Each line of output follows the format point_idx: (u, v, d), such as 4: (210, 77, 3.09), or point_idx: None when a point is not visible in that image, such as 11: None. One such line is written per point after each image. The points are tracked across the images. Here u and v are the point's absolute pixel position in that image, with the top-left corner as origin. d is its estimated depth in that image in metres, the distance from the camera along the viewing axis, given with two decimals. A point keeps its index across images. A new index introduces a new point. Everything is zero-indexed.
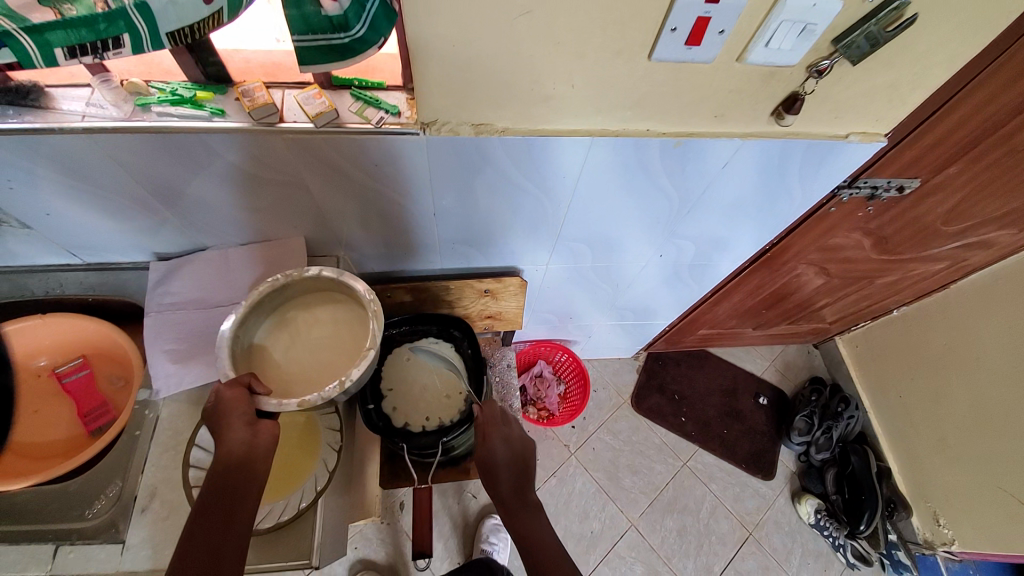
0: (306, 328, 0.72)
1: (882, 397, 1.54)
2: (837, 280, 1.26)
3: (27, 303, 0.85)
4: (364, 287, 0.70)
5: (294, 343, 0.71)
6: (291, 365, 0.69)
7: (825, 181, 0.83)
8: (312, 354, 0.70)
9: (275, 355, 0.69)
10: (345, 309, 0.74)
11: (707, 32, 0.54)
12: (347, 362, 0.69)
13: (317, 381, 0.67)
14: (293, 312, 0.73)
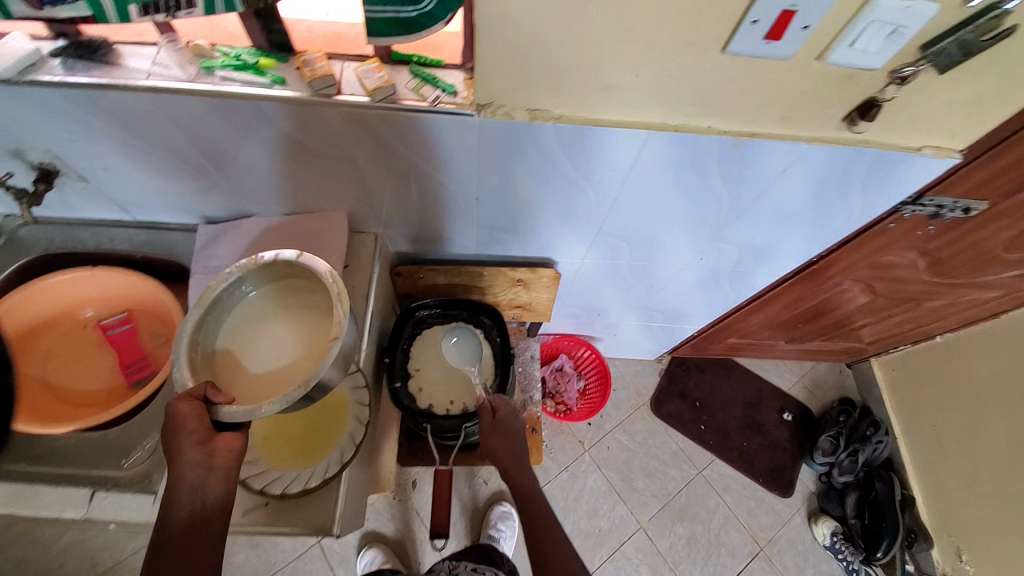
0: (273, 323, 0.68)
1: (914, 424, 1.48)
2: (882, 300, 1.20)
3: (77, 256, 0.87)
4: (325, 267, 0.64)
5: (262, 340, 0.67)
6: (258, 367, 0.65)
7: (888, 194, 0.79)
8: (281, 350, 0.66)
9: (242, 358, 0.66)
10: (312, 296, 0.70)
11: (790, 28, 0.52)
12: (317, 355, 0.65)
13: (287, 378, 0.63)
14: (259, 307, 0.69)
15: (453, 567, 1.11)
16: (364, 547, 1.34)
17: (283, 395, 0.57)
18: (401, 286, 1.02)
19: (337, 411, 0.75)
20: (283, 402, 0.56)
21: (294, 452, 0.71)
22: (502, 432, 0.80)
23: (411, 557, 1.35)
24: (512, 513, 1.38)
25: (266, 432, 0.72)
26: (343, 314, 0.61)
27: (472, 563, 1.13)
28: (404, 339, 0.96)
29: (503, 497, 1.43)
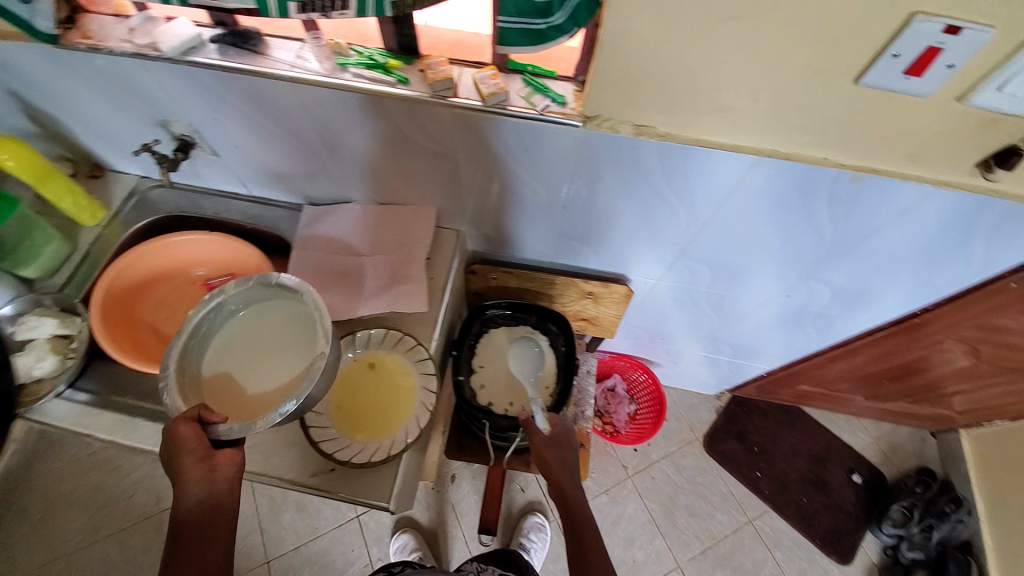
0: (252, 344, 0.72)
1: (1003, 509, 1.32)
2: (987, 367, 1.09)
3: (198, 219, 0.97)
4: (308, 290, 0.70)
5: (243, 359, 0.71)
6: (243, 385, 0.69)
7: (1018, 250, 0.71)
8: (263, 368, 0.70)
9: (225, 378, 0.70)
10: (287, 312, 0.74)
11: (933, 65, 0.49)
12: (299, 369, 0.70)
13: (272, 392, 0.68)
14: (238, 328, 0.73)
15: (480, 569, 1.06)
16: (398, 531, 1.37)
17: (279, 409, 0.63)
18: (474, 284, 1.05)
19: (405, 391, 0.78)
20: (279, 415, 0.63)
21: (364, 425, 0.75)
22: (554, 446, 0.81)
23: (442, 550, 1.37)
24: (546, 526, 1.37)
25: (339, 402, 0.77)
26: (329, 328, 0.67)
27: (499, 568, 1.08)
28: (472, 336, 0.99)
29: (538, 508, 1.42)
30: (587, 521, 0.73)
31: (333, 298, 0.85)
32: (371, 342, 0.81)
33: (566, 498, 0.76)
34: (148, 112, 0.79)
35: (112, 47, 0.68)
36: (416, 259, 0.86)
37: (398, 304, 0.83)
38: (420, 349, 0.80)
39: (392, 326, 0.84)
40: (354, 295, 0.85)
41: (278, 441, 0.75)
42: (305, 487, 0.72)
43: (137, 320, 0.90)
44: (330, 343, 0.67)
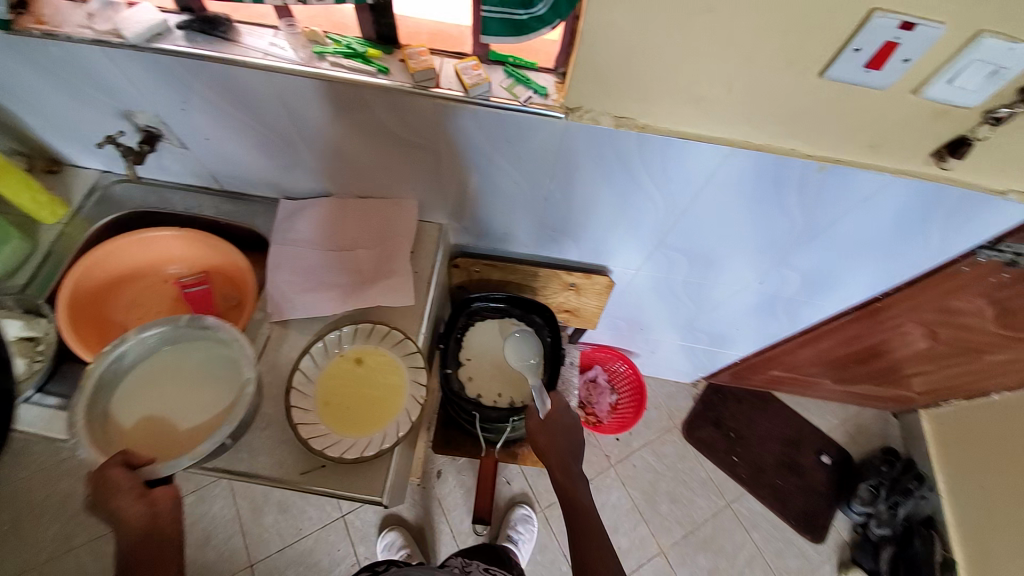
0: (167, 385, 0.73)
1: (962, 484, 1.40)
2: (944, 347, 1.15)
3: (169, 216, 0.94)
4: (221, 324, 0.74)
5: (156, 404, 0.72)
6: (163, 424, 0.71)
7: (970, 234, 0.76)
8: (179, 409, 0.72)
9: (137, 426, 0.70)
10: (198, 350, 0.76)
11: (891, 59, 0.52)
12: (221, 399, 0.73)
13: (197, 426, 0.71)
14: (145, 375, 0.73)
15: (464, 565, 1.01)
16: (385, 529, 1.36)
17: (212, 438, 0.67)
18: (457, 278, 1.05)
19: (395, 385, 0.78)
20: (213, 442, 0.67)
21: (355, 420, 0.75)
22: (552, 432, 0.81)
23: (429, 546, 1.36)
24: (532, 517, 1.38)
25: (328, 398, 0.77)
26: (249, 356, 0.73)
27: (484, 564, 1.03)
28: (458, 328, 1.01)
29: (525, 500, 1.43)
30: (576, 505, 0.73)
31: (316, 293, 0.83)
32: (357, 338, 0.81)
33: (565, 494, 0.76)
34: (109, 102, 0.76)
35: (71, 33, 0.66)
36: (399, 253, 0.86)
37: (383, 298, 0.83)
38: (408, 342, 0.80)
39: (377, 320, 0.83)
40: (337, 289, 0.84)
41: (265, 440, 0.74)
42: (298, 486, 0.72)
43: (108, 320, 0.88)
44: (254, 369, 0.72)
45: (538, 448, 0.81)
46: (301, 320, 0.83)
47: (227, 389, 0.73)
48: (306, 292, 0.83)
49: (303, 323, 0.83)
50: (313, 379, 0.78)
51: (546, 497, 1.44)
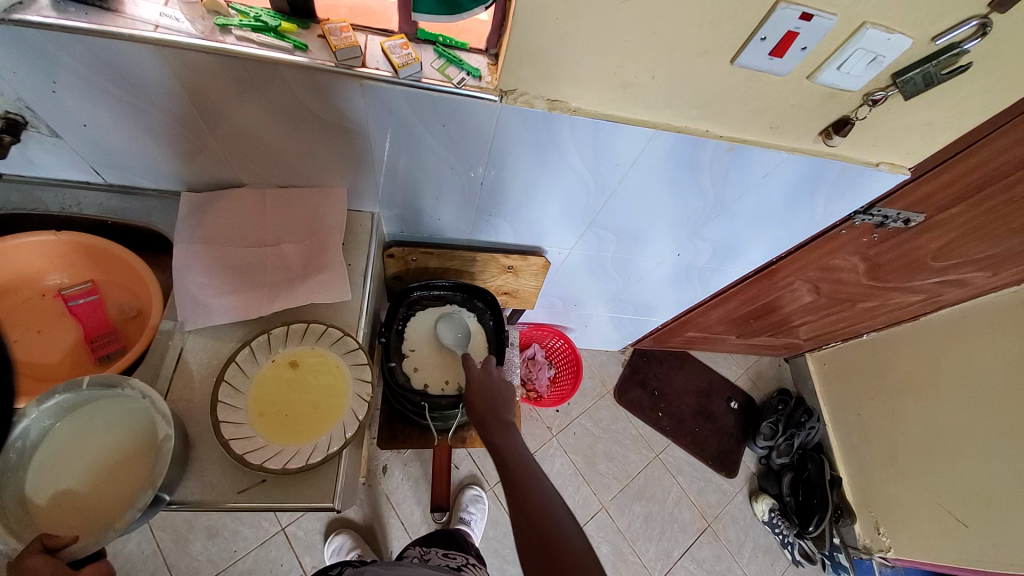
0: (76, 456, 0.61)
1: (841, 412, 1.67)
2: (824, 300, 1.34)
3: (40, 218, 0.79)
4: (133, 382, 0.62)
5: (68, 479, 0.60)
6: (78, 499, 0.60)
7: (847, 203, 0.89)
8: (97, 480, 0.61)
9: (48, 509, 0.58)
10: (109, 411, 0.64)
11: (792, 47, 0.58)
12: (142, 463, 0.62)
13: (116, 496, 0.60)
14: (50, 447, 0.61)
15: (424, 554, 1.00)
16: (331, 533, 1.31)
17: (136, 507, 0.57)
18: (392, 268, 1.01)
19: (335, 384, 0.74)
20: (142, 511, 0.57)
21: (295, 427, 0.70)
22: (471, 391, 0.80)
23: (380, 543, 1.34)
24: (483, 496, 1.41)
25: (262, 408, 0.71)
26: (166, 411, 0.62)
27: (443, 550, 1.03)
28: (399, 320, 0.99)
29: (474, 481, 1.46)
30: None
31: (237, 295, 0.76)
32: (288, 341, 0.75)
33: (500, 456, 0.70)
34: None
35: None
36: (329, 247, 0.80)
37: (316, 295, 0.77)
38: (348, 339, 0.76)
39: (310, 319, 0.78)
40: (261, 290, 0.77)
41: (195, 460, 0.67)
42: (235, 505, 0.66)
43: None
44: (173, 425, 0.61)
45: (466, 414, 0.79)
46: (223, 325, 0.75)
47: (148, 449, 0.62)
48: (224, 295, 0.75)
49: (224, 330, 0.75)
50: (242, 390, 0.71)
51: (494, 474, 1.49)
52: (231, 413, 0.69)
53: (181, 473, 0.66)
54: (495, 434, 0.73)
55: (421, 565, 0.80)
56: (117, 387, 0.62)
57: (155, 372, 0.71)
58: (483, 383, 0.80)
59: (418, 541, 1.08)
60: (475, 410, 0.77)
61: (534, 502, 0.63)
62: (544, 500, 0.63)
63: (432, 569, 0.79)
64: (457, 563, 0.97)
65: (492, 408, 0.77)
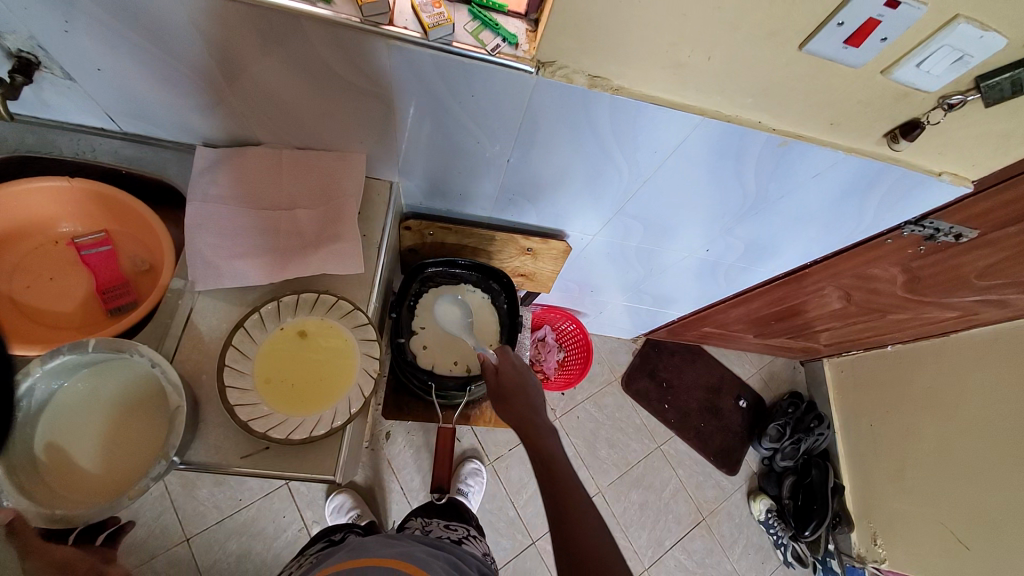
0: (86, 418, 0.61)
1: (853, 421, 1.63)
2: (854, 308, 1.28)
3: (55, 162, 0.77)
4: (141, 350, 0.61)
5: (83, 440, 0.60)
6: (91, 462, 0.59)
7: (897, 211, 0.83)
8: (111, 443, 0.60)
9: (63, 468, 0.58)
10: (117, 375, 0.63)
11: (871, 37, 0.51)
12: (152, 430, 0.61)
13: (128, 461, 0.60)
14: (66, 406, 0.61)
15: (425, 525, 0.99)
16: (333, 492, 1.34)
17: (152, 474, 0.57)
18: (408, 241, 0.98)
19: (345, 358, 0.73)
20: (156, 480, 0.58)
21: (301, 399, 0.69)
22: (506, 387, 0.81)
23: (379, 505, 1.37)
24: (482, 470, 1.43)
25: (268, 375, 0.70)
26: (176, 381, 0.60)
27: (443, 520, 1.03)
28: (411, 295, 0.97)
29: (475, 454, 1.47)
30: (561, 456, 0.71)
31: (250, 259, 0.74)
32: (297, 310, 0.73)
33: (545, 462, 0.70)
34: None
35: None
36: (345, 216, 0.77)
37: (329, 265, 0.75)
38: (358, 313, 0.74)
39: (322, 289, 0.76)
40: (274, 255, 0.75)
41: (198, 422, 0.67)
42: (238, 470, 0.66)
43: None
44: (184, 395, 0.61)
45: (498, 404, 0.81)
46: (234, 288, 0.73)
47: (159, 416, 0.62)
48: (236, 258, 0.73)
49: (234, 293, 0.74)
50: (249, 355, 0.70)
51: (495, 450, 1.50)
52: (239, 379, 0.69)
53: (192, 435, 0.66)
54: (532, 432, 0.74)
55: (417, 541, 0.79)
56: (125, 353, 0.60)
57: (164, 331, 0.70)
58: (516, 379, 0.82)
59: (418, 511, 1.07)
60: (506, 406, 0.80)
61: (575, 525, 0.62)
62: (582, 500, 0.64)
63: (430, 546, 0.78)
64: (458, 535, 0.97)
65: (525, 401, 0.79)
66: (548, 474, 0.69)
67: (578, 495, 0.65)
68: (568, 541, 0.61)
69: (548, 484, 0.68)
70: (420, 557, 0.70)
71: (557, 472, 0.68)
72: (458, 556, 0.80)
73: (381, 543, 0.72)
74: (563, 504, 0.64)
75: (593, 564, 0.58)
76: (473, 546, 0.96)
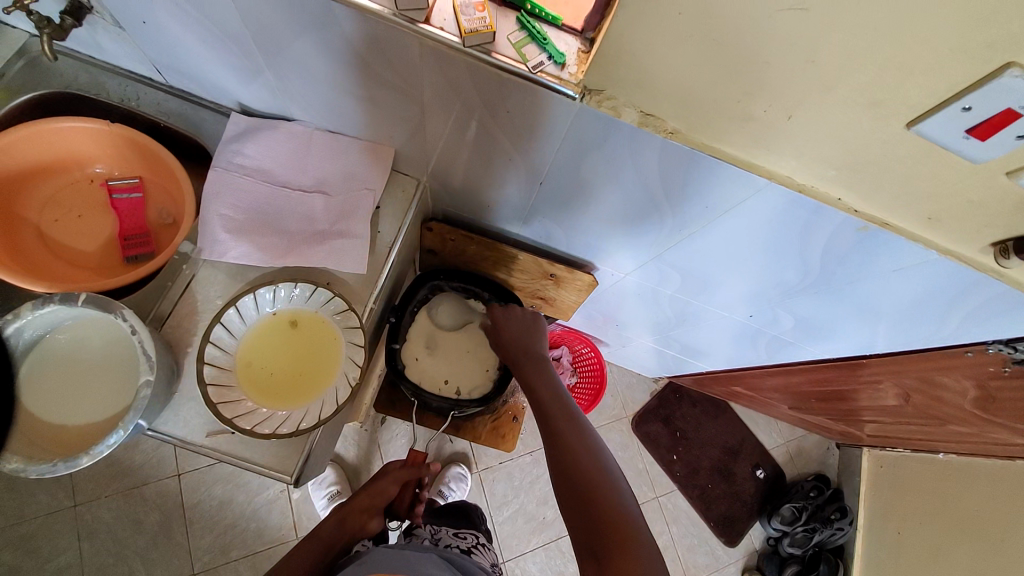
0: (64, 372, 0.62)
1: (881, 524, 1.44)
2: (910, 409, 1.12)
3: (101, 105, 0.78)
4: (122, 314, 0.61)
5: (59, 391, 0.62)
6: (58, 416, 0.61)
7: (989, 326, 0.69)
8: (85, 399, 0.61)
9: (41, 417, 0.60)
10: (98, 335, 0.64)
11: (1002, 132, 0.40)
12: (120, 395, 0.62)
13: (92, 422, 0.61)
14: (54, 356, 0.63)
15: (434, 531, 0.93)
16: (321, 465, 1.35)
17: (108, 441, 0.58)
18: (427, 241, 0.93)
19: (327, 355, 0.70)
20: (110, 447, 0.58)
21: (278, 391, 0.67)
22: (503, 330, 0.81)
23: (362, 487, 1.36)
24: (467, 477, 1.39)
25: (249, 359, 0.69)
26: (151, 353, 0.61)
27: (453, 528, 0.97)
28: (415, 301, 0.96)
29: (464, 459, 1.44)
30: (554, 386, 0.69)
31: (259, 237, 0.72)
32: (292, 298, 0.71)
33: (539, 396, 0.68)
34: None
35: None
36: (360, 210, 0.74)
37: (333, 259, 0.72)
38: (350, 315, 0.70)
39: (321, 282, 0.73)
40: (281, 237, 0.73)
41: (174, 391, 0.66)
42: (202, 449, 0.65)
43: (18, 219, 0.75)
44: (154, 370, 0.61)
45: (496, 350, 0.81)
46: (238, 264, 0.72)
47: (128, 383, 0.62)
48: (245, 233, 0.71)
49: (237, 268, 0.72)
50: (236, 336, 0.69)
51: (485, 460, 1.45)
52: (220, 357, 0.67)
53: (165, 404, 0.66)
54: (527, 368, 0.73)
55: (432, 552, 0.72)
56: (110, 314, 0.61)
57: (163, 293, 0.70)
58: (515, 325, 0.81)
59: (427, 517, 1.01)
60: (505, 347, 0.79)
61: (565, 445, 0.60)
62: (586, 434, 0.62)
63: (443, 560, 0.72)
64: (467, 545, 0.91)
65: (523, 343, 0.78)
66: (540, 407, 0.67)
67: (574, 422, 0.63)
68: (564, 470, 0.58)
69: (543, 419, 0.65)
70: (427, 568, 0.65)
71: (551, 407, 0.66)
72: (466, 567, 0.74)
73: (395, 554, 0.66)
74: (557, 432, 0.62)
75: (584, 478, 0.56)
76: (481, 557, 0.90)
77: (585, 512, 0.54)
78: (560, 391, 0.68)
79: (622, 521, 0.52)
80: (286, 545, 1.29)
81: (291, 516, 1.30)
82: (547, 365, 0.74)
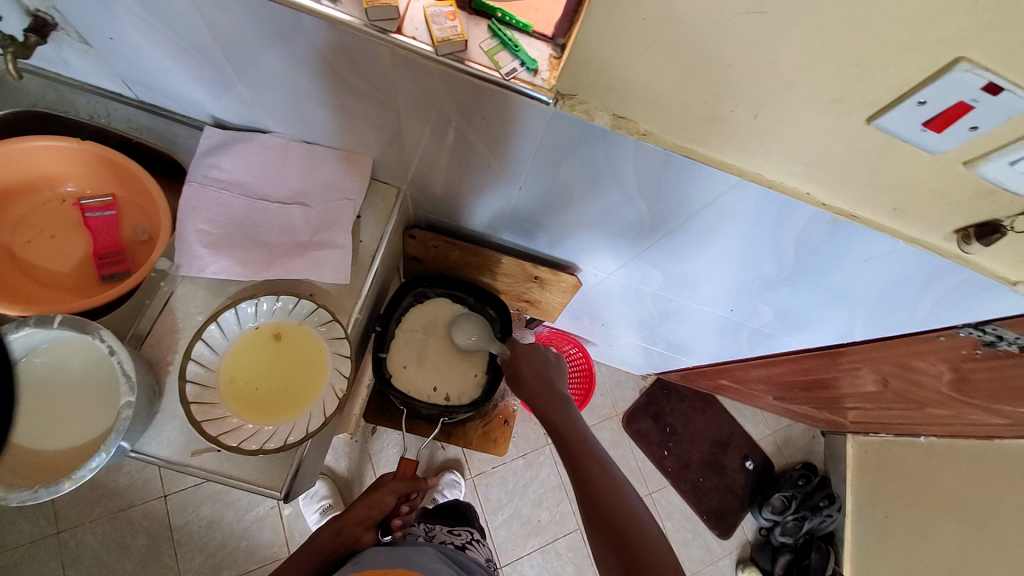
0: (41, 397, 0.61)
1: (868, 508, 1.47)
2: (889, 394, 1.16)
3: (69, 122, 0.77)
4: (99, 334, 0.60)
5: (36, 417, 0.60)
6: (35, 443, 0.59)
7: (958, 310, 0.71)
8: (65, 423, 0.60)
9: (20, 443, 0.59)
10: (72, 357, 0.62)
11: (956, 124, 0.42)
12: (99, 418, 0.60)
13: (71, 446, 0.59)
14: (31, 380, 0.61)
15: (429, 528, 0.93)
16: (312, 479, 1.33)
17: (89, 465, 0.56)
18: (411, 249, 0.93)
19: (315, 368, 0.69)
20: (92, 471, 0.56)
21: (266, 406, 0.67)
22: (522, 368, 0.83)
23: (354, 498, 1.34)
24: (460, 483, 1.38)
25: (233, 375, 0.68)
26: (131, 373, 0.60)
27: (447, 525, 0.97)
28: (400, 309, 0.96)
29: (457, 465, 1.43)
30: (573, 422, 0.71)
31: (239, 250, 0.71)
32: (275, 311, 0.70)
33: (558, 429, 0.70)
34: None
35: None
36: (340, 220, 0.74)
37: (314, 270, 0.71)
38: (335, 326, 0.70)
39: (304, 294, 0.73)
40: (261, 250, 0.72)
41: (156, 410, 0.65)
42: (187, 469, 0.64)
43: None
44: (135, 390, 0.60)
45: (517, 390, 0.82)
46: (218, 279, 0.71)
47: (108, 404, 0.61)
48: (223, 248, 0.71)
49: (216, 283, 0.72)
50: (218, 352, 0.68)
51: (478, 465, 1.44)
52: (201, 374, 0.66)
53: (147, 424, 0.64)
54: (547, 406, 0.75)
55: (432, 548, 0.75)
56: (86, 334, 0.60)
57: (140, 311, 0.69)
58: (530, 362, 0.83)
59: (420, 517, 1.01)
60: (524, 382, 0.81)
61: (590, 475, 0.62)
62: (606, 467, 0.63)
63: (440, 553, 0.74)
64: (462, 540, 0.92)
65: (544, 383, 0.79)
66: (562, 440, 0.68)
67: (595, 455, 0.65)
68: (590, 500, 0.59)
69: (568, 458, 0.65)
70: (423, 561, 0.67)
71: (576, 446, 0.66)
72: (465, 563, 0.76)
73: (391, 553, 0.66)
74: (580, 464, 0.63)
75: (608, 507, 0.58)
76: (477, 552, 0.91)
77: (612, 539, 0.55)
78: (581, 426, 0.70)
79: (647, 547, 0.53)
80: (279, 562, 1.26)
81: (282, 532, 1.28)
82: (568, 401, 0.76)
